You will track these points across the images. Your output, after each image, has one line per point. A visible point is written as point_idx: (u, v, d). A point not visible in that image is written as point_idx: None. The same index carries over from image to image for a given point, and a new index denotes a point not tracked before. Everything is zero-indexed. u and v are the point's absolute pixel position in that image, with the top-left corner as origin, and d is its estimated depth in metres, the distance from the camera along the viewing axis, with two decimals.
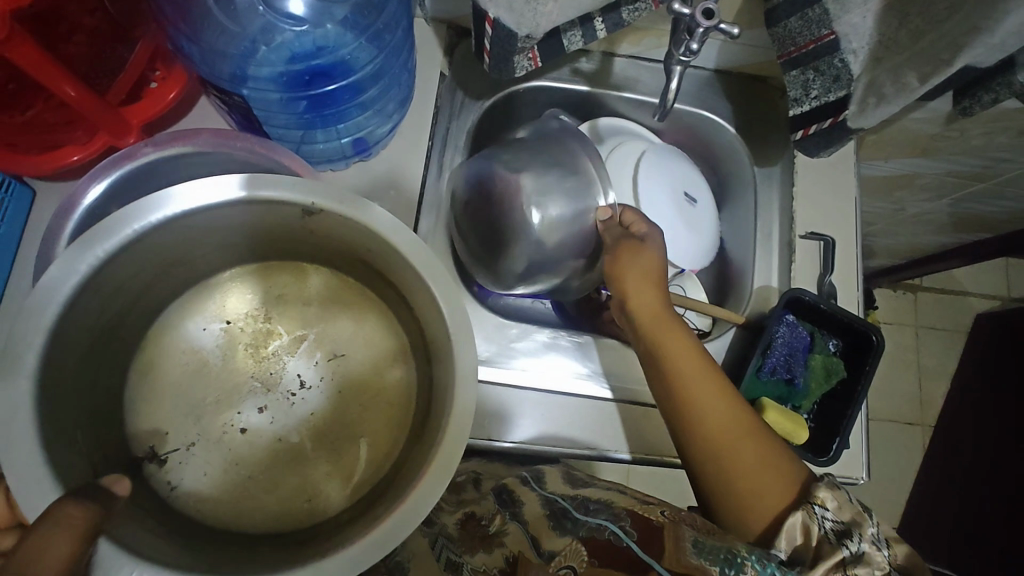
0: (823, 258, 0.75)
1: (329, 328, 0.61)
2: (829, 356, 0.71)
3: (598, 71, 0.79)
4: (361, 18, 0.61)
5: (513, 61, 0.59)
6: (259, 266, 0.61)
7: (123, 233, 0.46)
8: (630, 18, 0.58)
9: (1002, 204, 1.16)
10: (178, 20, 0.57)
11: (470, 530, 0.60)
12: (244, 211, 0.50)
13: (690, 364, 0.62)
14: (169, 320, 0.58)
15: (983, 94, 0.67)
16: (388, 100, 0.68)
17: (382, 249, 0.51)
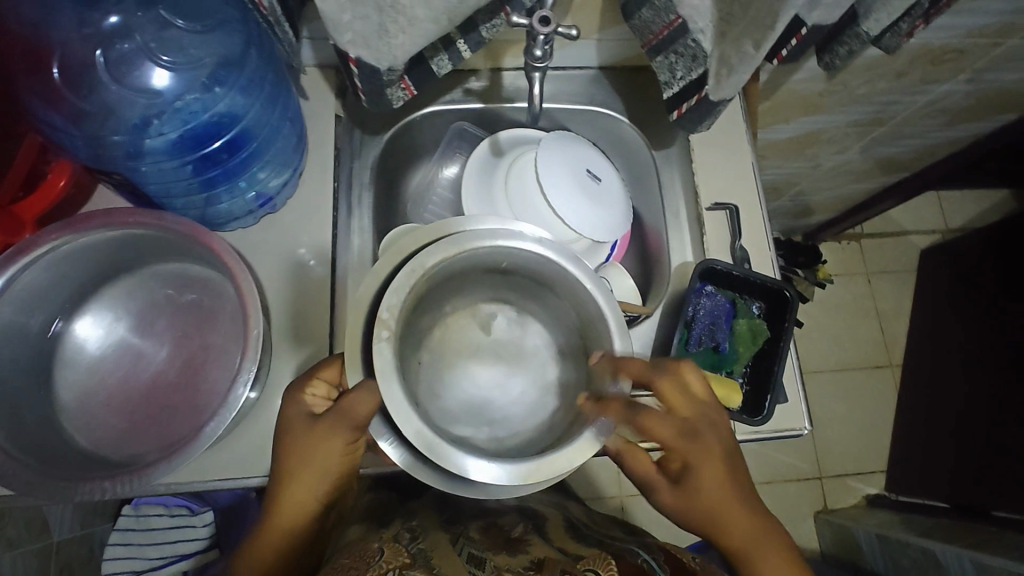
0: (731, 225, 0.78)
1: (481, 360, 0.71)
2: (753, 319, 0.73)
3: (489, 88, 0.82)
4: (225, 77, 0.61)
5: (387, 93, 0.61)
6: (464, 307, 0.71)
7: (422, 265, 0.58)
8: (490, 35, 0.61)
9: (907, 143, 1.21)
10: (50, 110, 0.58)
11: (492, 535, 0.67)
12: (455, 261, 0.61)
13: (722, 500, 0.55)
14: (422, 319, 0.67)
15: (840, 47, 0.72)
16: (277, 149, 0.69)
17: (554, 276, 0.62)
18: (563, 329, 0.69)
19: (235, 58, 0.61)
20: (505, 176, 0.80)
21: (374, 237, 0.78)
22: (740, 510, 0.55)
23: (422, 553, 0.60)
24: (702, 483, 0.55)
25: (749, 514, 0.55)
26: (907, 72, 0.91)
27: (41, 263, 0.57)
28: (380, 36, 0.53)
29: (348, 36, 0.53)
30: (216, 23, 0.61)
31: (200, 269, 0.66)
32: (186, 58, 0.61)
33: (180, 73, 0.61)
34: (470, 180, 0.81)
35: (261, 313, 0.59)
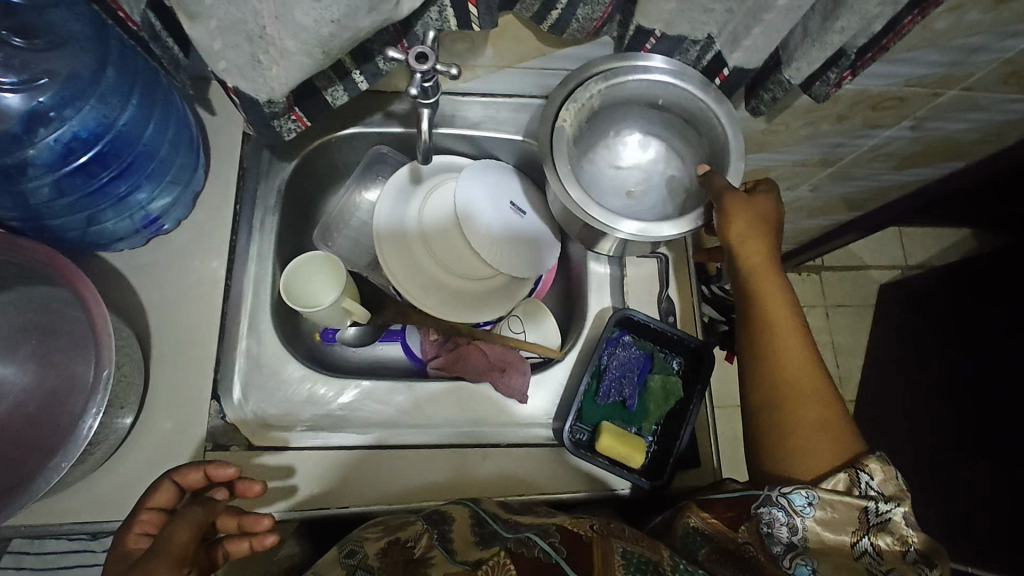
0: (662, 276, 0.75)
1: (654, 172, 0.76)
2: (669, 375, 0.69)
3: (411, 111, 0.78)
4: (76, 92, 0.57)
5: (274, 125, 0.59)
6: (609, 114, 0.73)
7: (581, 77, 0.67)
8: (387, 67, 0.58)
9: (859, 184, 1.20)
10: None
11: (392, 556, 0.53)
12: (623, 87, 0.68)
13: (775, 301, 0.63)
14: (559, 94, 0.68)
15: (766, 93, 0.69)
16: (163, 163, 0.64)
17: (669, 95, 0.69)
18: (685, 157, 0.74)
19: (85, 75, 0.57)
20: (417, 213, 0.75)
21: (277, 263, 0.74)
22: (783, 319, 0.62)
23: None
24: (744, 248, 0.64)
25: (781, 309, 0.63)
26: (848, 116, 0.89)
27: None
28: (253, 67, 0.50)
29: (223, 65, 0.49)
30: (55, 40, 0.56)
31: (65, 292, 0.60)
32: (26, 76, 0.56)
33: (26, 93, 0.56)
34: (383, 209, 0.76)
35: (115, 348, 0.53)
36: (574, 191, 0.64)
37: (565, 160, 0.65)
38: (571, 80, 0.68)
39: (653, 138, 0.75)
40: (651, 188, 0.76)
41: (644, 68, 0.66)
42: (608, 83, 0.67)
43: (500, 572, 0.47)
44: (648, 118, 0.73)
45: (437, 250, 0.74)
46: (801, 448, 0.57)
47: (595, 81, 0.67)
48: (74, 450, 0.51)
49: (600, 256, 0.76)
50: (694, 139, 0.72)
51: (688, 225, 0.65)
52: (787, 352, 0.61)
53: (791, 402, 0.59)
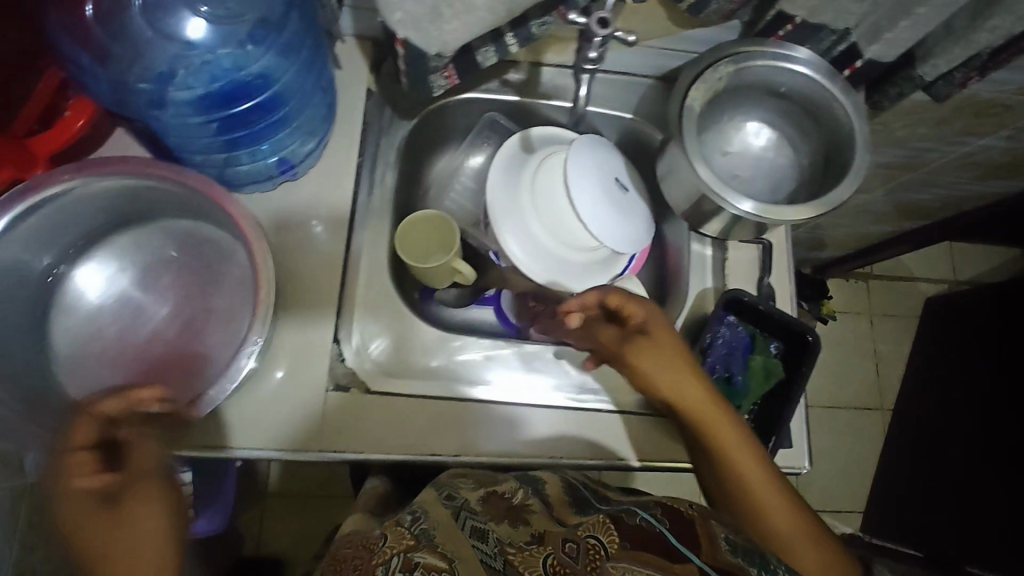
0: (762, 261, 0.77)
1: (762, 159, 0.77)
2: (770, 357, 0.72)
3: (527, 81, 0.80)
4: (264, 35, 0.61)
5: (429, 81, 0.59)
6: (728, 99, 0.74)
7: (712, 59, 0.68)
8: (539, 32, 0.59)
9: (934, 192, 1.20)
10: (79, 49, 0.56)
11: (494, 503, 0.57)
12: (751, 73, 0.69)
13: (727, 434, 0.62)
14: (689, 75, 0.69)
15: (891, 88, 0.70)
16: (307, 117, 0.67)
17: (794, 85, 0.70)
18: (796, 147, 0.76)
19: (275, 20, 0.61)
20: (530, 181, 0.78)
21: (391, 219, 0.76)
22: (742, 444, 0.62)
23: (427, 532, 0.51)
24: (651, 373, 0.64)
25: (718, 429, 0.62)
26: (948, 121, 0.90)
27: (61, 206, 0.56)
28: (431, 20, 0.51)
29: (398, 16, 0.50)
30: None
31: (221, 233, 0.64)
32: (226, 12, 0.60)
33: (218, 26, 0.60)
34: (496, 175, 0.78)
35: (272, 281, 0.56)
36: (703, 173, 0.67)
37: (692, 140, 0.67)
38: (702, 61, 0.69)
39: (766, 126, 0.76)
40: (759, 174, 0.77)
41: (777, 55, 0.67)
42: (738, 67, 0.68)
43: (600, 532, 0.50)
44: (765, 105, 0.74)
45: (548, 219, 0.77)
46: (785, 523, 0.60)
47: (726, 65, 0.68)
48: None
49: (703, 237, 0.79)
50: (811, 130, 0.73)
51: (807, 213, 0.66)
52: (759, 484, 0.61)
53: (767, 506, 0.60)
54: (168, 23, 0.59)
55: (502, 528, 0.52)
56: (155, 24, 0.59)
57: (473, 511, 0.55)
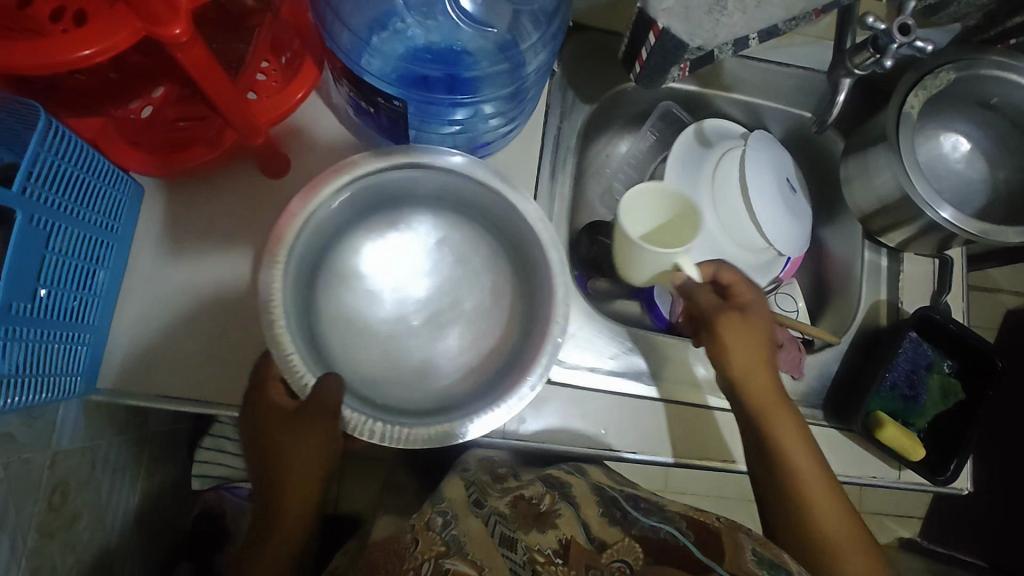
0: (938, 276, 0.75)
1: (950, 173, 0.74)
2: (947, 377, 0.71)
3: (709, 71, 0.77)
4: (517, 37, 0.60)
5: (667, 73, 0.56)
6: (930, 107, 0.71)
7: (933, 64, 0.65)
8: (787, 27, 0.56)
9: None
10: (337, 7, 0.57)
11: (522, 509, 0.57)
12: (966, 83, 0.66)
13: (788, 429, 0.61)
14: (909, 79, 0.66)
15: None
16: (513, 112, 0.65)
17: (1012, 102, 0.67)
18: (993, 163, 0.72)
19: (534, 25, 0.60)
20: (707, 175, 0.76)
21: (566, 202, 0.74)
22: (803, 460, 0.61)
23: (458, 539, 0.52)
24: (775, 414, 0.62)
25: (801, 444, 0.61)
26: None
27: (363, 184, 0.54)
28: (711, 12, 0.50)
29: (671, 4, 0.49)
30: None
31: (486, 229, 0.60)
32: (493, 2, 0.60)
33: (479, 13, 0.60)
34: (673, 165, 0.76)
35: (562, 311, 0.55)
36: (910, 177, 0.65)
37: (908, 144, 0.65)
38: (929, 65, 0.66)
39: (963, 137, 0.73)
40: (946, 188, 0.74)
41: (1004, 66, 0.64)
42: (963, 75, 0.65)
43: (629, 556, 0.48)
44: (971, 116, 0.71)
45: (724, 216, 0.74)
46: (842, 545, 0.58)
47: (952, 72, 0.65)
48: (512, 399, 0.52)
49: (879, 246, 0.76)
50: (1015, 148, 0.70)
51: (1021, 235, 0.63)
52: (802, 464, 0.61)
53: (826, 523, 0.59)
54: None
55: (534, 537, 0.52)
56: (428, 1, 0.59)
57: (503, 517, 0.56)
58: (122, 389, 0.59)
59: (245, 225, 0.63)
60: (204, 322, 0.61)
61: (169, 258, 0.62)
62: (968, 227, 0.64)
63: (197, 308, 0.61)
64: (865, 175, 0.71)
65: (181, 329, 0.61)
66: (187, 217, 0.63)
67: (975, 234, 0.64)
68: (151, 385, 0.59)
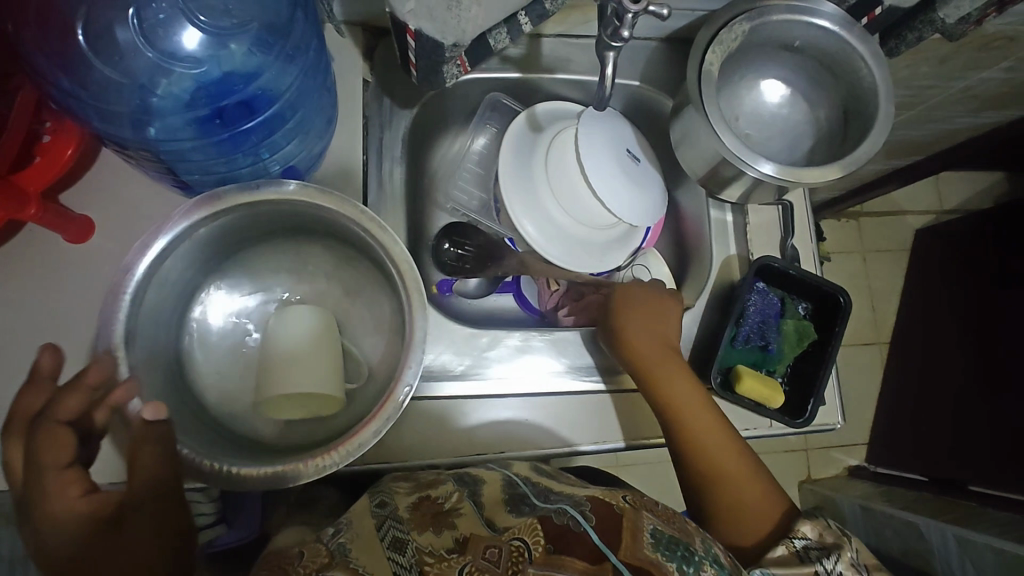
0: (783, 222, 0.76)
1: (775, 119, 0.75)
2: (799, 320, 0.72)
3: (528, 56, 0.76)
4: (271, 41, 0.56)
5: (442, 71, 0.57)
6: (739, 60, 0.71)
7: (721, 23, 0.66)
8: (553, 7, 0.56)
9: (929, 128, 1.14)
10: (58, 70, 0.51)
11: (423, 509, 0.49)
12: (761, 31, 0.67)
13: (669, 376, 0.65)
14: (704, 38, 0.66)
15: (908, 33, 0.66)
16: (313, 121, 0.62)
17: (810, 42, 0.67)
18: (812, 103, 0.73)
19: (282, 24, 0.57)
20: (544, 163, 0.75)
21: (404, 212, 0.73)
22: (713, 433, 0.64)
23: (343, 546, 0.47)
24: (669, 389, 0.65)
25: (687, 390, 0.65)
26: (953, 58, 0.85)
27: (200, 232, 0.55)
28: (450, 8, 0.49)
29: (410, 6, 0.48)
30: None
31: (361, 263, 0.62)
32: (230, 21, 0.56)
33: (223, 36, 0.56)
34: (507, 159, 0.75)
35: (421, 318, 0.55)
36: (721, 138, 0.65)
37: (715, 107, 0.65)
38: (719, 23, 0.66)
39: (781, 83, 0.74)
40: (777, 135, 0.75)
41: (788, 9, 0.64)
42: (754, 25, 0.65)
43: (529, 535, 0.42)
44: (783, 61, 0.72)
45: (566, 200, 0.73)
46: (746, 486, 0.63)
47: (743, 25, 0.65)
48: (388, 413, 0.51)
49: (722, 203, 0.77)
50: (827, 84, 0.71)
51: (836, 172, 0.64)
52: (694, 414, 0.64)
53: (726, 483, 0.63)
54: (158, 33, 0.55)
55: (427, 538, 0.45)
56: (151, 42, 0.55)
57: (399, 520, 0.48)
58: None
59: (51, 297, 0.60)
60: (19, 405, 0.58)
61: None
62: (788, 175, 0.65)
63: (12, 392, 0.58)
64: (688, 138, 0.71)
65: None
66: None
67: (795, 180, 0.65)
68: None
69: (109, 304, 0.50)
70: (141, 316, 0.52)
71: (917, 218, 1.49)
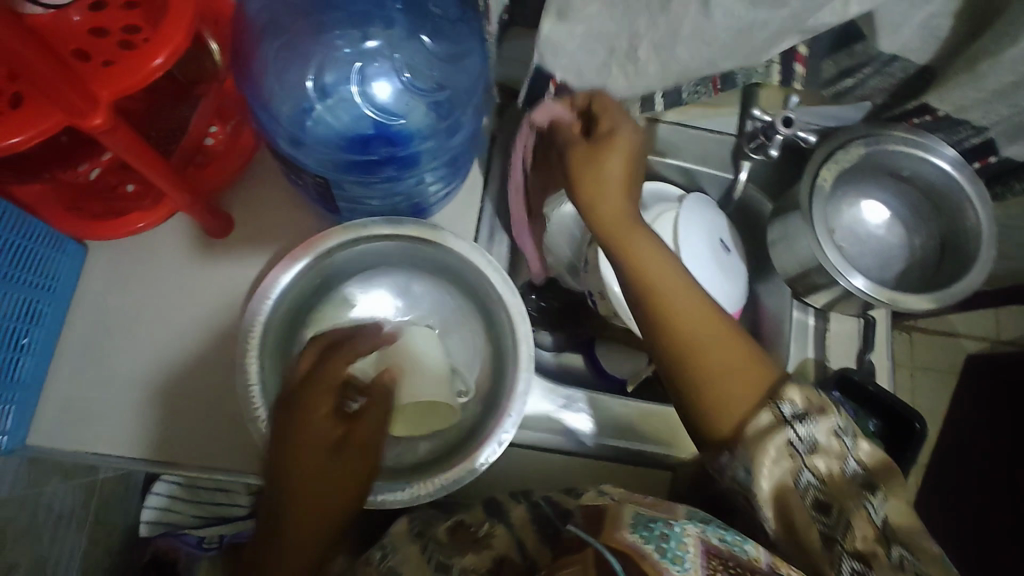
0: (862, 336, 0.78)
1: (868, 238, 0.78)
2: (869, 437, 0.73)
3: (642, 137, 0.82)
4: (446, 106, 0.61)
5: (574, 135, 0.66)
6: (845, 178, 0.75)
7: (841, 143, 0.70)
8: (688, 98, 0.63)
9: (1007, 264, 1.14)
10: (257, 96, 0.58)
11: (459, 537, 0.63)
12: (874, 157, 0.71)
13: (649, 260, 0.59)
14: (821, 154, 0.70)
15: (1016, 182, 0.71)
16: (452, 174, 0.66)
17: (919, 175, 0.71)
18: (910, 229, 0.76)
19: (462, 93, 0.61)
20: None
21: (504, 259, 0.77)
22: (712, 336, 0.57)
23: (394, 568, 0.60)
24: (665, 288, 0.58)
25: (684, 291, 0.58)
26: None
27: (334, 254, 0.60)
28: (597, 69, 0.58)
29: (564, 63, 0.57)
30: (460, 53, 0.61)
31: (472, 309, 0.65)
32: (418, 78, 0.61)
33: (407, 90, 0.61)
34: None
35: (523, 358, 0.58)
36: (821, 248, 0.68)
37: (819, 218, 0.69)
38: (843, 144, 0.70)
39: (881, 205, 0.77)
40: (869, 252, 0.78)
41: (906, 142, 0.68)
42: (872, 151, 0.69)
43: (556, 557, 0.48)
44: (889, 185, 0.75)
45: None
46: (743, 381, 0.55)
47: (861, 150, 0.69)
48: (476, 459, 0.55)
49: (805, 306, 0.80)
50: (928, 216, 0.74)
51: (933, 303, 0.66)
52: (673, 287, 0.58)
53: (710, 367, 0.56)
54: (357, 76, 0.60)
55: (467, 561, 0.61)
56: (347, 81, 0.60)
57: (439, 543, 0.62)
58: (51, 443, 0.61)
59: (184, 282, 0.66)
60: (138, 377, 0.63)
61: (107, 317, 0.64)
62: (884, 299, 0.67)
63: (136, 363, 0.63)
64: (787, 240, 0.74)
65: (116, 385, 0.63)
66: (129, 274, 0.65)
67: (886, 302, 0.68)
68: (89, 443, 0.61)
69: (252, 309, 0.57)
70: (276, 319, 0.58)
71: None
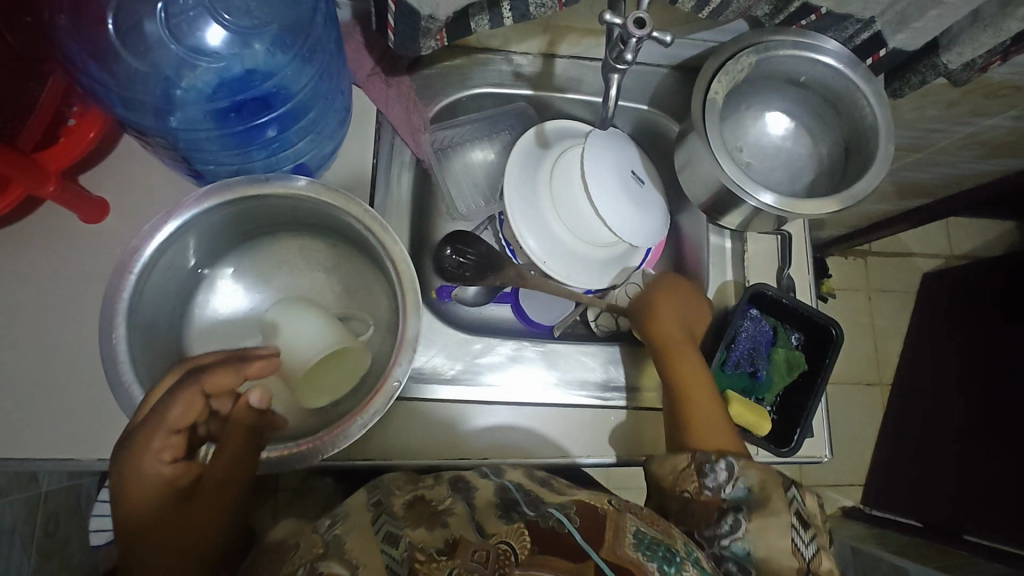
0: (781, 252, 0.77)
1: (776, 151, 0.76)
2: (791, 350, 0.73)
3: (540, 74, 0.79)
4: (290, 40, 0.59)
5: (420, 42, 0.62)
6: (744, 91, 0.73)
7: (727, 53, 0.68)
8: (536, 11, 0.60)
9: (938, 171, 1.13)
10: (89, 59, 0.54)
11: (418, 508, 0.50)
12: (765, 65, 0.69)
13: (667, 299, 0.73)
14: (710, 68, 0.68)
15: (912, 75, 0.68)
16: (327, 123, 0.64)
17: (812, 78, 0.69)
18: (816, 137, 0.75)
19: (304, 23, 0.59)
20: (548, 177, 0.76)
21: (409, 216, 0.75)
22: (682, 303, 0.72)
23: (339, 538, 0.47)
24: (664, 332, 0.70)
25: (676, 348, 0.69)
26: (960, 104, 0.86)
27: (215, 224, 0.58)
28: None
29: None
30: None
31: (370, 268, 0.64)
32: (252, 20, 0.59)
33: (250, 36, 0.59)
34: (513, 169, 0.76)
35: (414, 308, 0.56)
36: (720, 163, 0.66)
37: (716, 133, 0.67)
38: (726, 55, 0.68)
39: (784, 116, 0.76)
40: (778, 165, 0.76)
41: (793, 44, 0.66)
42: (761, 57, 0.67)
43: (513, 536, 0.43)
44: (789, 94, 0.73)
45: (566, 215, 0.74)
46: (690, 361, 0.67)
47: (748, 58, 0.67)
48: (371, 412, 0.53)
49: (721, 230, 0.78)
50: (830, 120, 0.72)
51: (834, 205, 0.65)
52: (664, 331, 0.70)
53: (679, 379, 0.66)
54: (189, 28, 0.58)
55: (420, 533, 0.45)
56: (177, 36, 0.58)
57: (395, 517, 0.48)
58: None
59: (60, 273, 0.63)
60: (19, 375, 0.60)
61: None
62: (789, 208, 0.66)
63: (15, 361, 0.60)
64: (690, 163, 0.72)
65: None
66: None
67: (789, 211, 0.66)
68: None
69: (113, 287, 0.52)
70: (145, 295, 0.55)
71: (926, 261, 1.48)
